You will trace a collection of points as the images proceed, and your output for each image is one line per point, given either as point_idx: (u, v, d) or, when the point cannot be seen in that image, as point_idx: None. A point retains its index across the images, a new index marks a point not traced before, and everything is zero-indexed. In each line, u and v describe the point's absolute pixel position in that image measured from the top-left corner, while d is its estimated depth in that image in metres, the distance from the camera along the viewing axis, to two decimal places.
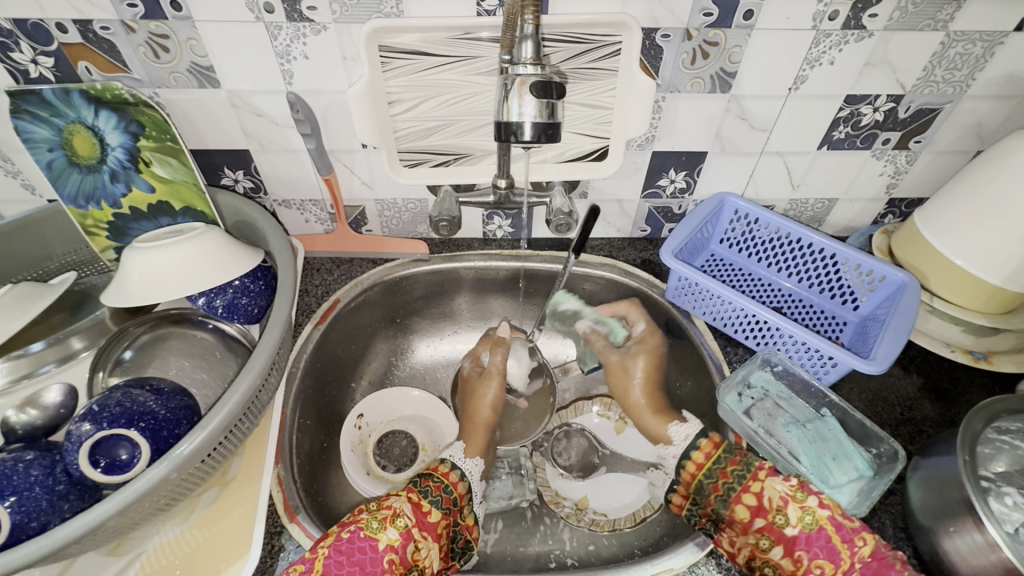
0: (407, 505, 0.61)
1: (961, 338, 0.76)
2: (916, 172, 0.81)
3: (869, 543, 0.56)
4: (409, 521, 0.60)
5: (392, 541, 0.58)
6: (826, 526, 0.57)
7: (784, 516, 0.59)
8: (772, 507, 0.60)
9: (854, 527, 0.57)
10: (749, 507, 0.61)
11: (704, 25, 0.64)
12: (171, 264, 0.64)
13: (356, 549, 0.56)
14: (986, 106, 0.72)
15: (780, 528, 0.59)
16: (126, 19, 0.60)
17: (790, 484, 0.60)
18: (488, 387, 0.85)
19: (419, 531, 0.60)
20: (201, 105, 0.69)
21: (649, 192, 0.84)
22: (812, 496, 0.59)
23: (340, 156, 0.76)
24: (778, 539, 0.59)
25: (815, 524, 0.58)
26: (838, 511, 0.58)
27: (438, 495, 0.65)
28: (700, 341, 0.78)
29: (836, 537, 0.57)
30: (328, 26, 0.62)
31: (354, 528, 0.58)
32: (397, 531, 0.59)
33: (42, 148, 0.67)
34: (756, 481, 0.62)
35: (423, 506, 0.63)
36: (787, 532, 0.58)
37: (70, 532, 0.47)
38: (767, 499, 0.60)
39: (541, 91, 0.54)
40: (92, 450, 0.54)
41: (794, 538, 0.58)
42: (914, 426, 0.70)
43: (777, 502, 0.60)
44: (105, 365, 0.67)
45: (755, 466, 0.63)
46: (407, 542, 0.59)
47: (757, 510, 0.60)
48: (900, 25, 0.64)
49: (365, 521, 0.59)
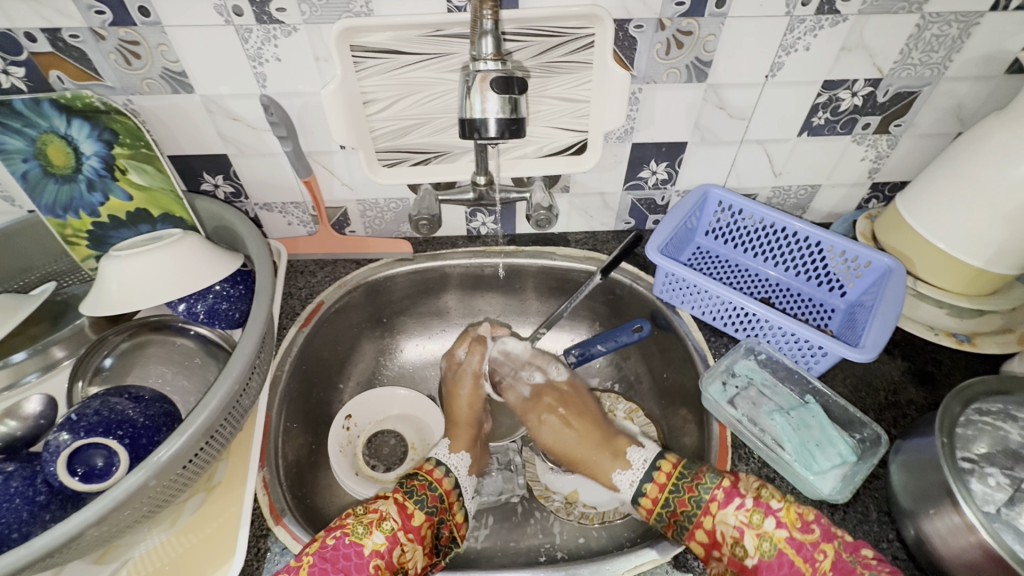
0: (394, 508, 0.61)
1: (945, 321, 0.75)
2: (897, 156, 0.81)
3: (830, 554, 0.56)
4: (395, 525, 0.60)
5: (378, 546, 0.58)
6: (785, 550, 0.57)
7: (742, 547, 0.59)
8: (728, 541, 0.59)
9: (814, 540, 0.57)
10: (703, 544, 0.60)
11: (677, 14, 0.63)
12: (146, 271, 0.64)
13: (341, 556, 0.56)
14: (965, 87, 0.72)
15: (741, 559, 0.59)
16: (95, 27, 0.60)
17: (744, 513, 0.59)
18: (464, 385, 0.85)
19: (405, 535, 0.60)
20: (176, 111, 0.69)
21: (631, 184, 0.84)
22: (768, 520, 0.58)
23: (318, 158, 0.76)
24: (741, 569, 0.59)
25: (773, 549, 0.58)
26: (796, 529, 0.57)
27: (423, 494, 0.65)
28: (685, 332, 0.78)
29: (796, 560, 0.57)
30: (298, 27, 0.62)
31: (339, 534, 0.58)
32: (383, 535, 0.59)
33: (16, 159, 0.67)
34: (707, 517, 0.60)
35: (408, 508, 0.62)
36: (749, 563, 0.59)
37: (49, 541, 0.47)
38: (722, 533, 0.59)
39: (503, 87, 0.54)
40: (70, 459, 0.54)
41: (755, 568, 0.58)
42: (899, 409, 0.70)
43: (732, 536, 0.59)
44: (85, 374, 0.67)
45: (706, 500, 0.61)
46: (393, 546, 0.59)
47: (711, 547, 0.60)
48: (874, 9, 0.63)
49: (351, 526, 0.59)
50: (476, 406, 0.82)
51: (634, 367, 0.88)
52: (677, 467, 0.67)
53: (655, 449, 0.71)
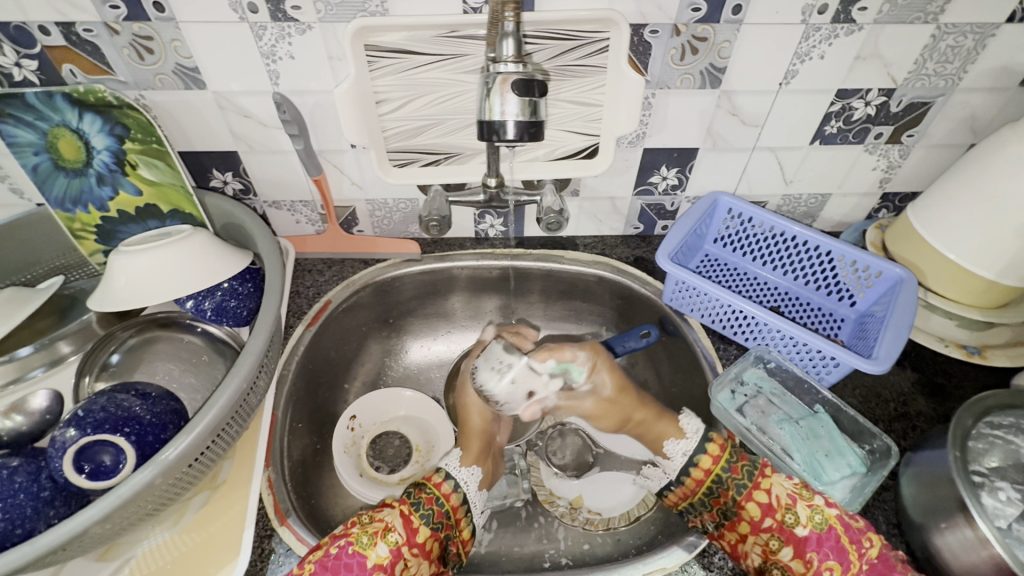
0: (399, 520, 0.60)
1: (955, 333, 0.75)
2: (909, 166, 0.81)
3: (876, 544, 0.56)
4: (400, 538, 0.59)
5: (381, 559, 0.57)
6: (836, 526, 0.57)
7: (794, 515, 0.58)
8: (781, 506, 0.59)
9: (860, 527, 0.57)
10: (760, 504, 0.60)
11: (692, 20, 0.63)
12: (156, 267, 0.63)
13: (343, 565, 0.56)
14: (979, 99, 0.72)
15: (790, 528, 0.58)
16: (109, 21, 0.60)
17: (794, 484, 0.60)
18: (468, 393, 0.81)
19: (408, 550, 0.59)
20: (188, 107, 0.69)
21: (641, 189, 0.84)
22: (818, 495, 0.59)
23: (328, 156, 0.76)
24: (789, 538, 0.58)
25: (825, 523, 0.57)
26: (845, 510, 0.58)
27: (430, 509, 0.63)
28: (693, 339, 0.78)
29: (845, 538, 0.56)
30: (313, 26, 0.62)
31: (343, 542, 0.57)
32: (387, 548, 0.58)
33: (26, 151, 0.67)
34: (765, 478, 0.61)
35: (413, 522, 0.61)
36: (799, 533, 0.57)
37: (54, 538, 0.46)
38: (776, 496, 0.59)
39: (523, 89, 0.54)
40: (76, 456, 0.53)
41: (805, 540, 0.57)
42: (908, 421, 0.70)
43: (785, 501, 0.59)
44: (91, 370, 0.67)
45: (762, 464, 0.62)
46: (396, 560, 0.58)
47: (765, 512, 0.59)
48: (890, 18, 0.63)
49: (355, 535, 0.58)
50: (488, 414, 0.78)
51: (641, 373, 0.87)
52: (725, 450, 0.65)
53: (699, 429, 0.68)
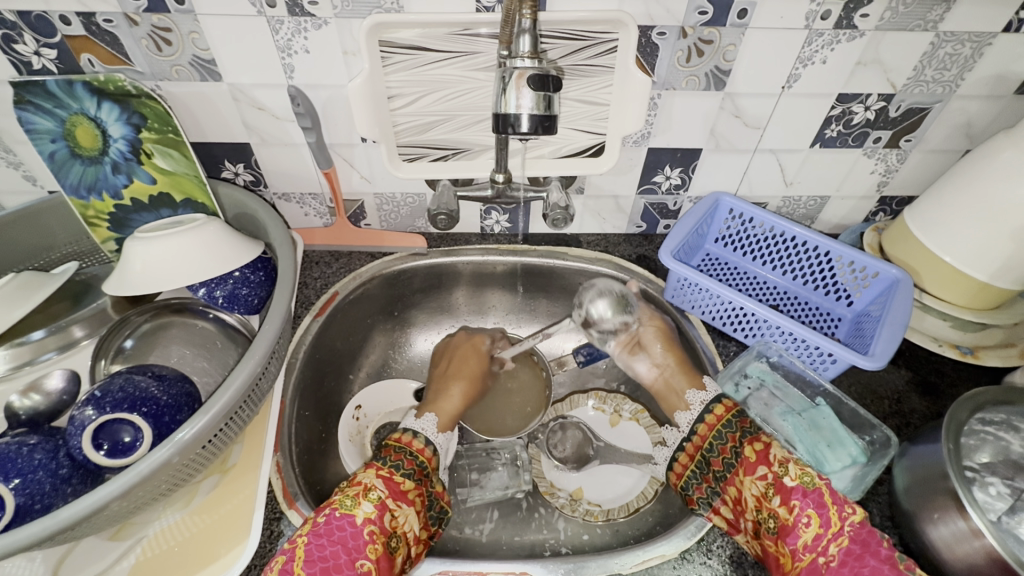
0: (378, 480, 0.61)
1: (949, 334, 0.77)
2: (907, 170, 0.83)
3: (858, 514, 0.55)
4: (383, 493, 0.59)
5: (369, 514, 0.57)
6: (823, 487, 0.57)
7: (785, 468, 0.59)
8: (776, 459, 0.60)
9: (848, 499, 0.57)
10: (756, 450, 0.62)
11: (699, 23, 0.65)
12: (170, 253, 0.65)
13: (335, 528, 0.55)
14: (976, 106, 0.74)
15: (780, 478, 0.59)
16: (129, 12, 0.61)
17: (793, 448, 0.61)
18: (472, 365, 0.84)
19: (393, 501, 0.59)
20: (203, 98, 0.70)
21: (645, 188, 0.85)
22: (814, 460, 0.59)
23: (339, 150, 0.77)
24: (778, 488, 0.58)
25: (813, 482, 0.57)
26: None
27: (410, 467, 0.64)
28: (693, 335, 0.79)
29: (828, 498, 0.56)
30: (329, 21, 0.63)
31: (329, 511, 0.57)
32: (372, 504, 0.58)
33: (44, 139, 0.68)
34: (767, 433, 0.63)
35: (394, 478, 0.62)
36: (787, 483, 0.58)
37: (75, 512, 0.47)
38: (773, 450, 0.61)
39: (538, 84, 0.55)
40: (95, 433, 0.55)
41: (791, 490, 0.58)
42: (903, 417, 0.72)
43: (780, 456, 0.60)
44: (107, 353, 0.68)
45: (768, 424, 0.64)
46: (384, 513, 0.58)
47: (761, 460, 0.61)
48: (891, 25, 0.65)
49: (339, 502, 0.58)
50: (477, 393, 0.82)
51: None
52: (731, 409, 0.68)
53: (714, 392, 0.70)
